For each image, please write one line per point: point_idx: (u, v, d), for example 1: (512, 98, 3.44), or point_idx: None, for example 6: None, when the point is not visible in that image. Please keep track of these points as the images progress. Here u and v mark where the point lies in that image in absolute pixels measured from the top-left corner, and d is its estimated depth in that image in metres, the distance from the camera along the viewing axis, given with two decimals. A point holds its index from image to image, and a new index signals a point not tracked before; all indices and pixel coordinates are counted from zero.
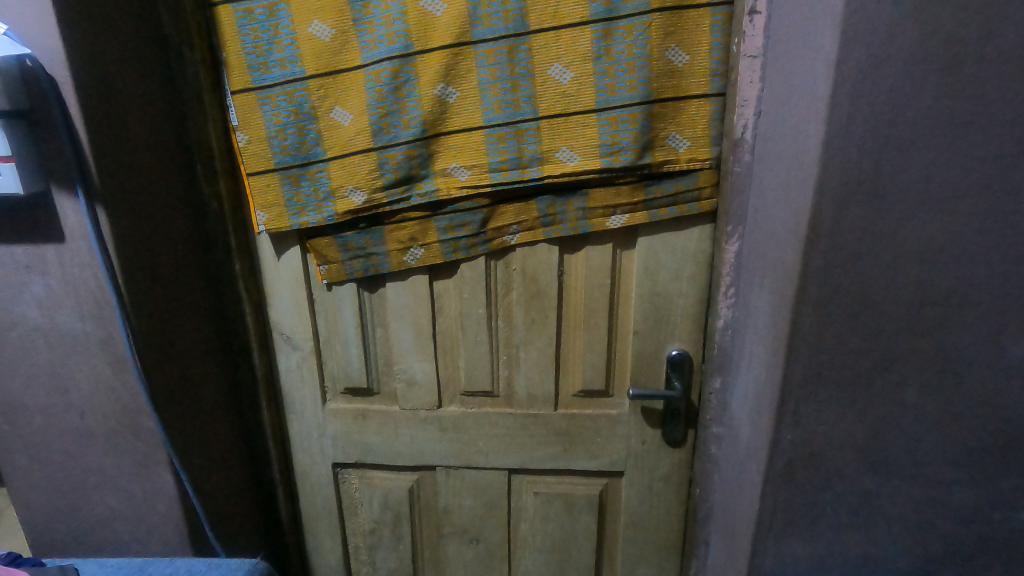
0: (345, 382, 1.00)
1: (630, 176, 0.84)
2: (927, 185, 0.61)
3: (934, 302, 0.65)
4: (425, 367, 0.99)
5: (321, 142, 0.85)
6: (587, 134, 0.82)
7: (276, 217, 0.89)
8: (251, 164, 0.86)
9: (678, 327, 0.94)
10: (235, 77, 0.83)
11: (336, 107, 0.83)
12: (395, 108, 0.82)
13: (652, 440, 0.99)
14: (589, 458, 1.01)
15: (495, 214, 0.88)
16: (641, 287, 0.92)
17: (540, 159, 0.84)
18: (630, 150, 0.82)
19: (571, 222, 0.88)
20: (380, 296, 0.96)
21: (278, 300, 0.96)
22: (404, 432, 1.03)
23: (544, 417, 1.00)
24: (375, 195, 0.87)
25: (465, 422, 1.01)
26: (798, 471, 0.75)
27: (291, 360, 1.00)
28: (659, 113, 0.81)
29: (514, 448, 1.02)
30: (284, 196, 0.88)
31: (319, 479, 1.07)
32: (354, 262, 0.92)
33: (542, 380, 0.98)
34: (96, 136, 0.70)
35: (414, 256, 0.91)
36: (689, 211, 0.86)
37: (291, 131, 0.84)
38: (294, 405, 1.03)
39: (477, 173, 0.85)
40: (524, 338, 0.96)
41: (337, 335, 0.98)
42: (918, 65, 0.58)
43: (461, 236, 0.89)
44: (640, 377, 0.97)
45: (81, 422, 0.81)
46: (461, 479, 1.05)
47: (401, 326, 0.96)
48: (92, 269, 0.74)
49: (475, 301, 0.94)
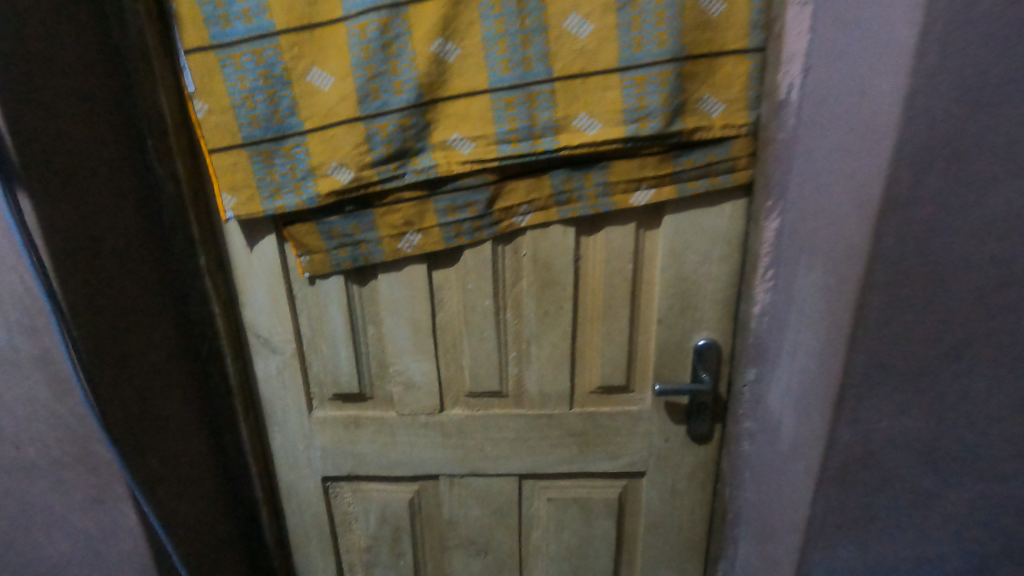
0: (333, 388, 0.88)
1: (657, 146, 0.74)
2: (1013, 151, 0.54)
3: (1011, 283, 0.58)
4: (425, 368, 0.88)
5: (297, 111, 0.72)
6: (608, 97, 0.72)
7: (245, 202, 0.76)
8: (213, 139, 0.73)
9: (706, 316, 0.84)
10: (189, 33, 0.69)
11: (313, 69, 0.71)
12: (384, 69, 0.70)
13: (676, 437, 0.91)
14: (607, 460, 0.93)
15: (503, 192, 0.77)
16: (667, 271, 0.82)
17: (554, 128, 0.73)
18: (658, 115, 0.72)
19: (589, 199, 0.77)
20: (370, 290, 0.84)
21: (252, 297, 0.82)
22: (402, 439, 0.92)
23: (558, 417, 0.90)
24: (363, 173, 0.74)
25: (471, 426, 0.91)
26: (854, 474, 0.67)
27: (270, 366, 0.86)
28: (691, 73, 0.71)
29: (525, 452, 0.92)
30: (254, 177, 0.75)
31: (308, 496, 0.95)
32: (339, 251, 0.79)
33: (557, 378, 0.88)
34: (11, 102, 0.56)
35: (410, 243, 0.79)
36: (722, 184, 0.76)
37: (260, 98, 0.72)
38: (276, 416, 0.90)
39: (481, 145, 0.74)
40: (536, 331, 0.86)
41: (322, 336, 0.85)
42: (1013, 10, 0.50)
43: (464, 219, 0.78)
44: (664, 370, 0.88)
45: (19, 453, 0.68)
46: (467, 487, 0.95)
47: (396, 323, 0.85)
48: (17, 270, 0.61)
49: (480, 291, 0.83)
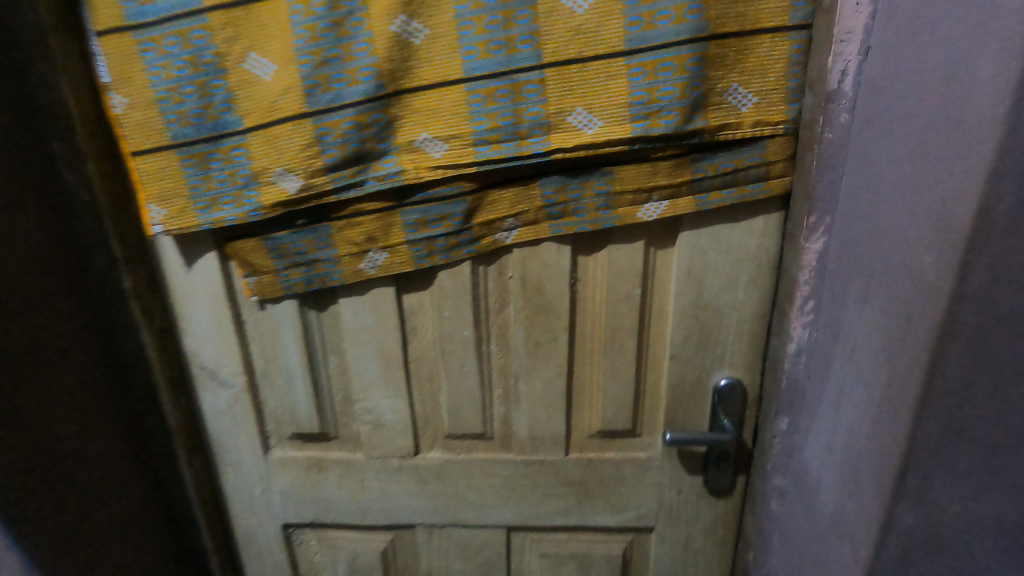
0: (291, 426, 0.77)
1: (672, 148, 0.60)
2: None
3: None
4: (396, 406, 0.75)
5: (234, 105, 0.60)
6: (612, 88, 0.58)
7: (177, 213, 0.64)
8: (136, 140, 0.61)
9: (730, 351, 0.70)
10: (99, 11, 0.57)
11: (252, 54, 0.58)
12: (335, 54, 0.57)
13: (691, 489, 0.78)
14: (610, 512, 0.80)
15: (484, 203, 0.64)
16: (682, 298, 0.68)
17: (545, 126, 0.59)
18: (674, 110, 0.58)
19: (588, 212, 0.64)
20: (331, 316, 0.72)
21: (195, 324, 0.71)
22: (372, 485, 0.80)
23: (552, 463, 0.77)
24: (314, 181, 0.62)
25: (450, 472, 0.79)
26: (918, 566, 0.52)
27: (219, 400, 0.75)
28: (716, 56, 0.57)
29: (513, 502, 0.80)
30: (186, 184, 0.63)
31: (268, 544, 0.84)
32: (291, 272, 0.67)
33: (550, 420, 0.75)
34: None
35: (374, 263, 0.67)
36: (752, 195, 0.62)
37: (189, 90, 0.59)
38: (228, 456, 0.78)
39: (456, 147, 0.61)
40: (525, 366, 0.72)
41: (277, 368, 0.74)
42: None
43: (437, 234, 0.65)
44: (678, 413, 0.74)
45: None
46: (448, 538, 0.83)
47: (361, 354, 0.73)
48: None
49: (459, 319, 0.70)
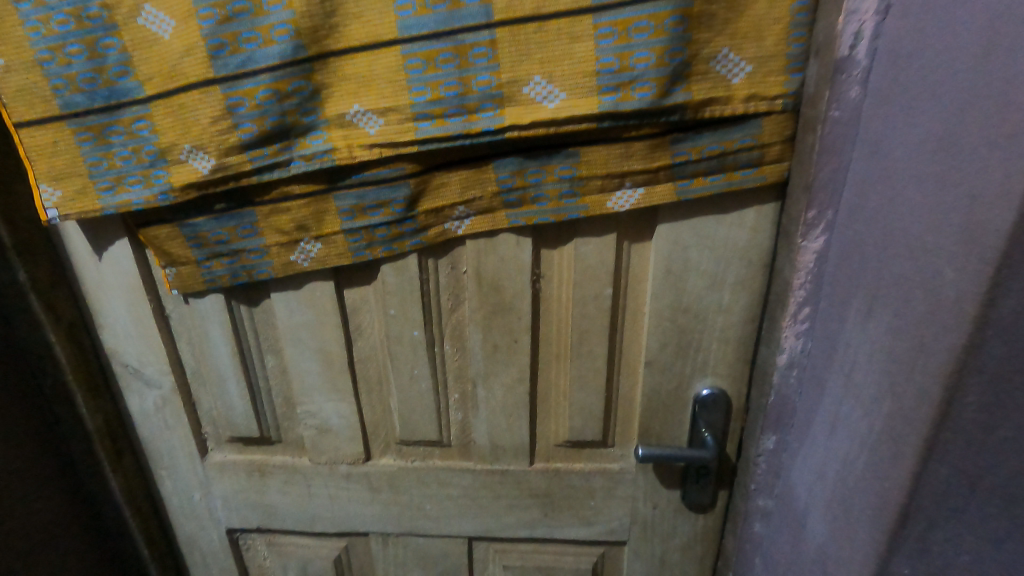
0: (228, 430, 0.70)
1: (648, 126, 0.51)
2: None
3: None
4: (342, 411, 0.68)
5: (130, 69, 0.51)
6: (575, 53, 0.48)
7: (76, 195, 0.55)
8: (19, 108, 0.52)
9: (713, 359, 0.62)
10: None
11: (146, 6, 0.49)
12: (244, 8, 0.48)
13: (667, 504, 0.71)
14: (578, 526, 0.73)
15: (430, 188, 0.55)
16: (659, 300, 0.60)
17: (497, 98, 0.50)
18: (650, 81, 0.48)
19: (551, 200, 0.55)
20: (265, 311, 0.64)
21: (111, 318, 0.64)
22: (319, 492, 0.73)
23: (514, 474, 0.70)
24: (229, 160, 0.53)
25: (404, 481, 0.72)
26: None
27: (147, 401, 0.68)
28: (701, 14, 0.47)
29: (473, 512, 0.73)
30: (83, 161, 0.54)
31: (213, 549, 0.78)
32: (213, 263, 0.59)
33: (512, 428, 0.68)
34: None
35: (306, 255, 0.58)
36: (741, 184, 0.53)
37: (76, 50, 0.50)
38: (161, 459, 0.72)
39: (392, 122, 0.51)
40: (483, 370, 0.65)
41: (209, 368, 0.66)
42: None
43: (376, 224, 0.56)
44: (653, 425, 0.66)
45: None
46: (404, 547, 0.77)
47: (300, 354, 0.65)
48: None
49: (408, 318, 0.62)
